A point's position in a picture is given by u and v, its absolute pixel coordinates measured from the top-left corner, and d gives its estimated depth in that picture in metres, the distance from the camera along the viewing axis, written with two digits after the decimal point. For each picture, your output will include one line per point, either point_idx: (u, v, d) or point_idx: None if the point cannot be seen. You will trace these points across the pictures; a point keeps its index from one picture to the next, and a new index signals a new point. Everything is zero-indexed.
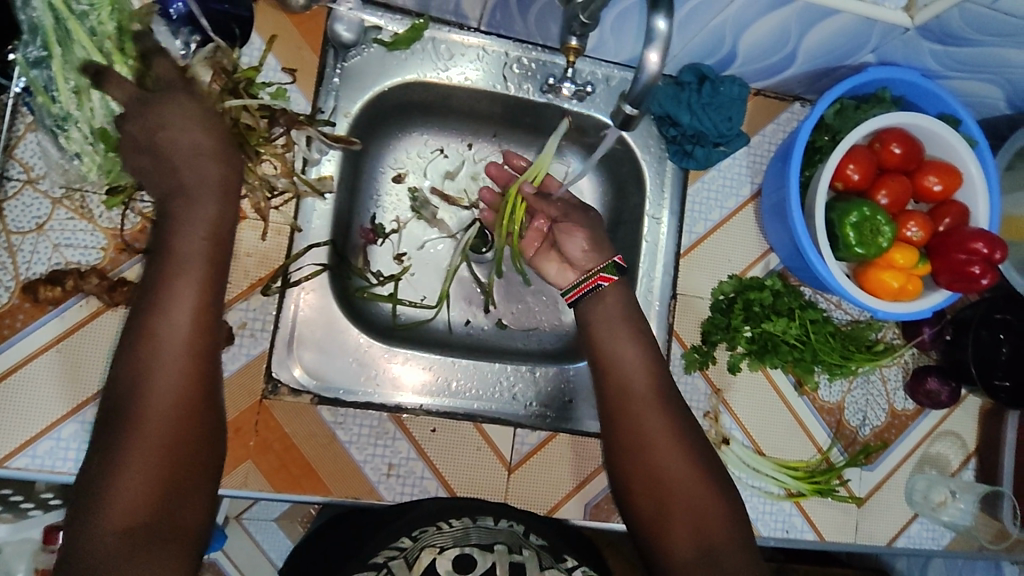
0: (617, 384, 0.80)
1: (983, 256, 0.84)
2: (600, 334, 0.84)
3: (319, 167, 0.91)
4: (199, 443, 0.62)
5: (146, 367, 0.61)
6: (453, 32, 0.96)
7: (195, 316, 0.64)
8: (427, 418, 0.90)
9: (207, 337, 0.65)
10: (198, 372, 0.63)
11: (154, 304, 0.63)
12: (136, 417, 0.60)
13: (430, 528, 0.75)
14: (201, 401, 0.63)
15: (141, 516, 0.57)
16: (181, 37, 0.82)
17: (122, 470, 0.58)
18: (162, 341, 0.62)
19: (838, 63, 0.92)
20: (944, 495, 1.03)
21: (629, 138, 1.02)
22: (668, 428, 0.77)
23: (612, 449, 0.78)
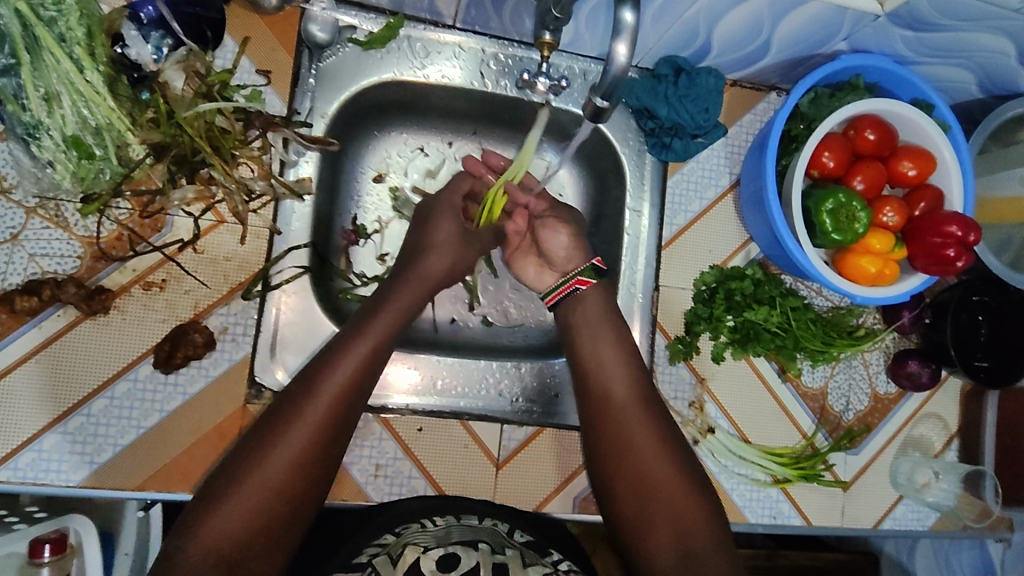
0: (602, 392, 0.84)
1: (958, 238, 0.84)
2: (588, 342, 0.88)
3: (297, 168, 0.90)
4: (311, 485, 0.72)
5: (285, 411, 0.73)
6: (429, 30, 0.95)
7: (344, 378, 0.75)
8: (414, 418, 0.91)
9: (343, 397, 0.75)
10: (328, 428, 0.73)
11: (347, 341, 0.78)
12: (264, 454, 0.70)
13: (414, 524, 0.79)
14: (322, 451, 0.73)
15: (240, 536, 0.67)
16: (153, 41, 0.81)
17: (242, 493, 0.68)
18: (314, 402, 0.74)
19: (811, 51, 0.93)
20: (928, 477, 1.05)
21: (607, 131, 1.02)
22: (655, 437, 0.81)
23: (597, 452, 0.83)
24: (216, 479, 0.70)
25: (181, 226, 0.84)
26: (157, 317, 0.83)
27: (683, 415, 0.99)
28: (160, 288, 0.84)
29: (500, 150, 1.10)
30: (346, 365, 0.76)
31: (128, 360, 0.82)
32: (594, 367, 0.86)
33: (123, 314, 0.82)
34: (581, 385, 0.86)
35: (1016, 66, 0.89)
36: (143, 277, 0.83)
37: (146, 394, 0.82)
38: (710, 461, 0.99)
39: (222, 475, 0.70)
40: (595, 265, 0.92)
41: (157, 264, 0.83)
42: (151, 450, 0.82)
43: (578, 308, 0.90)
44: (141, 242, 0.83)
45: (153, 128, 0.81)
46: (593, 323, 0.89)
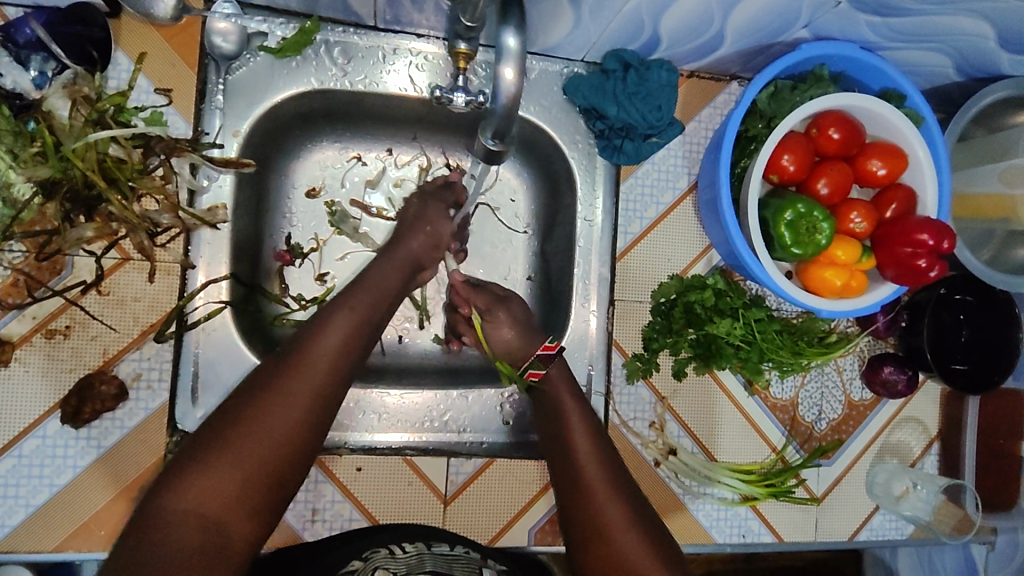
0: (570, 474, 0.73)
1: (929, 247, 0.77)
2: (557, 425, 0.77)
3: (210, 195, 0.83)
4: (298, 459, 0.62)
5: (289, 362, 0.65)
6: (350, 32, 0.87)
7: (344, 340, 0.68)
8: (352, 457, 0.85)
9: (346, 361, 0.68)
10: (325, 395, 0.65)
11: (336, 309, 0.71)
12: (248, 415, 0.61)
13: (382, 550, 0.73)
14: (317, 419, 0.64)
15: (218, 508, 0.57)
16: (35, 66, 0.74)
17: (221, 458, 0.59)
18: (313, 351, 0.66)
19: (770, 40, 0.84)
20: (905, 486, 1.00)
21: (554, 134, 0.94)
22: (633, 523, 0.69)
23: (575, 544, 0.71)
24: (192, 446, 0.60)
25: (83, 266, 0.77)
26: (64, 367, 0.77)
27: (643, 436, 0.94)
28: (64, 336, 0.77)
29: (443, 157, 1.01)
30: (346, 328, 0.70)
31: (35, 415, 0.76)
32: (563, 448, 0.75)
33: (25, 367, 0.76)
34: (545, 431, 0.80)
35: (995, 48, 0.80)
36: (45, 325, 0.77)
37: (57, 450, 0.76)
38: (673, 483, 0.94)
39: (200, 441, 0.60)
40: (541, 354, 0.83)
41: (59, 310, 0.77)
42: (67, 509, 0.77)
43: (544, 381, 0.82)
44: (39, 286, 0.76)
45: (39, 162, 0.74)
46: (562, 404, 0.79)
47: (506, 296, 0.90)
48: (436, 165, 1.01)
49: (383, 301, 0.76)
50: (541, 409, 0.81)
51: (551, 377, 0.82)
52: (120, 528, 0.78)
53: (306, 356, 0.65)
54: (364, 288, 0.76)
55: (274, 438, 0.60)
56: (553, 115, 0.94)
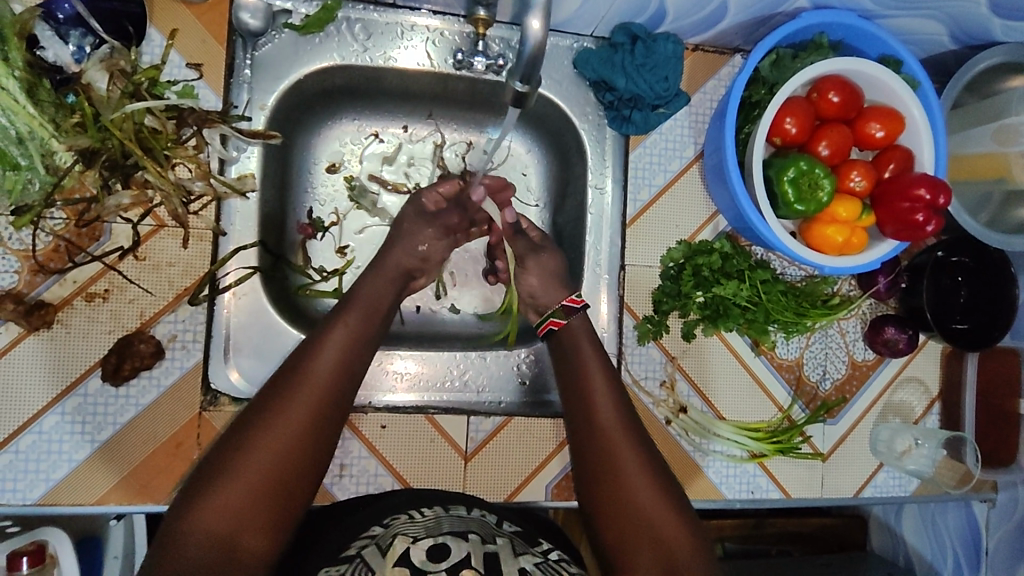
0: (585, 412, 0.79)
1: (926, 202, 0.81)
2: (576, 369, 0.84)
3: (238, 165, 0.87)
4: (300, 476, 0.67)
5: (286, 386, 0.70)
6: (369, 10, 0.91)
7: (336, 361, 0.74)
8: (376, 415, 0.89)
9: (339, 381, 0.73)
10: (321, 412, 0.70)
11: (328, 333, 0.76)
12: (249, 440, 0.66)
13: (402, 515, 0.75)
14: (316, 436, 0.69)
15: (228, 526, 0.62)
16: (73, 41, 0.78)
17: (226, 480, 0.64)
18: (310, 374, 0.71)
19: (771, 10, 0.88)
20: (908, 444, 1.03)
21: (565, 107, 0.98)
22: (641, 457, 0.75)
23: (583, 475, 0.76)
24: (201, 472, 0.66)
25: (120, 233, 0.81)
26: (103, 329, 0.81)
27: (654, 396, 0.98)
28: (103, 299, 0.81)
29: (457, 132, 1.05)
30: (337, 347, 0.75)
31: (76, 374, 0.80)
32: (580, 390, 0.81)
33: (68, 328, 0.80)
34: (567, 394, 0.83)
35: (987, 14, 0.84)
36: (85, 288, 0.80)
37: (97, 407, 0.80)
38: (683, 441, 0.98)
39: (207, 467, 0.65)
40: (566, 304, 0.89)
41: (98, 274, 0.80)
42: (108, 464, 0.80)
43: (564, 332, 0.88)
44: (79, 252, 0.80)
45: (78, 132, 0.77)
46: (582, 350, 0.85)
47: (543, 248, 0.95)
48: (451, 141, 1.05)
49: (374, 323, 0.81)
50: (560, 355, 0.87)
51: (571, 328, 0.87)
52: (157, 483, 0.82)
53: (299, 380, 0.70)
54: (355, 306, 0.81)
55: (273, 459, 0.65)
56: (564, 89, 0.98)
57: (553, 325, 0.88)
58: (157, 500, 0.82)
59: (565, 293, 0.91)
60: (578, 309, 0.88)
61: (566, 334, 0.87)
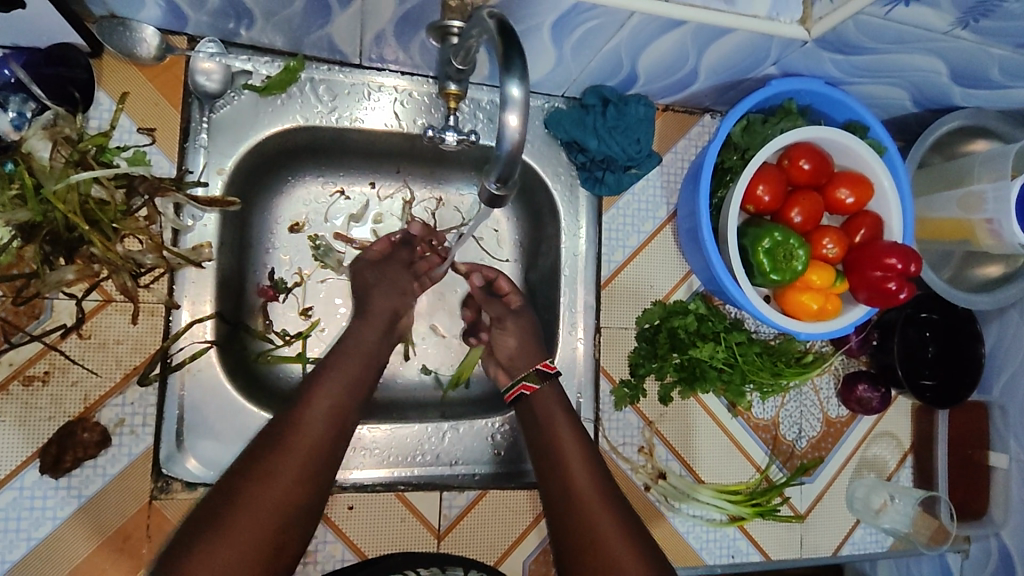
0: (562, 490, 0.74)
1: (898, 271, 0.81)
2: (551, 447, 0.79)
3: (193, 234, 0.82)
4: (277, 552, 0.61)
5: (279, 433, 0.66)
6: (335, 71, 0.88)
7: (325, 424, 0.68)
8: (343, 496, 0.84)
9: (331, 444, 0.68)
10: (315, 464, 0.65)
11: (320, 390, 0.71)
12: (240, 488, 0.61)
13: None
14: (308, 486, 0.64)
15: None
16: (14, 107, 0.73)
17: (212, 531, 0.59)
18: (304, 422, 0.67)
19: (741, 76, 0.88)
20: (883, 500, 1.03)
21: (537, 166, 0.96)
22: (613, 516, 0.71)
23: (569, 561, 0.71)
24: (174, 546, 0.59)
25: (63, 309, 0.75)
26: (43, 416, 0.74)
27: (632, 462, 0.95)
28: (43, 382, 0.75)
29: (426, 189, 1.02)
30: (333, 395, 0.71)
31: (11, 467, 0.73)
32: (560, 473, 0.76)
33: (2, 416, 0.73)
34: (532, 434, 0.82)
35: (947, 83, 0.86)
36: (22, 371, 0.74)
37: (35, 502, 0.73)
38: (664, 508, 0.95)
39: (178, 540, 0.59)
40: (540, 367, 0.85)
41: (38, 355, 0.74)
42: (48, 562, 0.73)
43: (536, 403, 0.84)
44: (16, 332, 0.74)
45: (18, 205, 0.73)
46: (556, 421, 0.81)
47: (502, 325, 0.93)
48: (420, 198, 1.02)
49: (372, 367, 0.78)
50: (530, 420, 0.83)
51: (543, 394, 0.84)
52: None
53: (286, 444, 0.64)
54: (351, 351, 0.78)
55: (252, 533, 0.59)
56: (535, 148, 0.96)
57: (525, 390, 0.85)
58: None
59: (532, 355, 0.89)
60: (551, 373, 0.85)
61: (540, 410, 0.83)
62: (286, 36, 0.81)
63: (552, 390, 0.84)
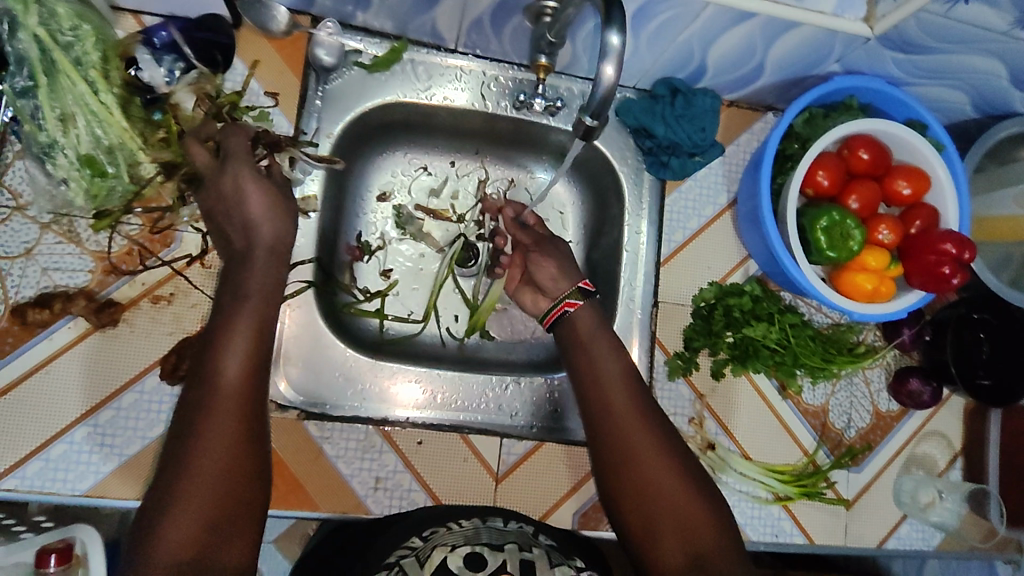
0: (599, 407, 0.79)
1: (952, 256, 0.86)
2: (588, 370, 0.82)
3: (303, 187, 0.93)
4: (251, 489, 0.62)
5: (200, 399, 0.62)
6: (432, 54, 0.98)
7: (248, 358, 0.65)
8: (414, 431, 0.91)
9: (254, 398, 0.64)
10: (248, 422, 0.63)
11: (228, 339, 0.65)
12: (187, 464, 0.60)
13: (441, 528, 0.76)
14: (250, 446, 0.63)
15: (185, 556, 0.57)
16: (165, 64, 0.85)
17: (174, 508, 0.58)
18: (224, 381, 0.63)
19: (805, 73, 0.95)
20: (931, 496, 1.04)
21: (607, 151, 1.04)
22: (658, 446, 0.76)
23: (607, 474, 0.76)
24: (139, 528, 0.59)
25: (190, 242, 0.87)
26: (165, 330, 0.85)
27: (684, 431, 1.00)
28: (168, 302, 0.86)
29: (501, 168, 1.12)
30: (243, 336, 0.65)
31: (135, 373, 0.84)
32: (607, 422, 0.78)
33: (132, 327, 0.84)
34: (575, 365, 0.85)
35: (1007, 87, 0.90)
36: (152, 291, 0.85)
37: (153, 405, 0.84)
38: (713, 479, 0.99)
39: (152, 497, 0.60)
40: (581, 287, 0.90)
41: (166, 278, 0.86)
42: (158, 459, 0.83)
43: (579, 323, 0.87)
44: (150, 256, 0.85)
45: (162, 146, 0.84)
46: (603, 370, 0.82)
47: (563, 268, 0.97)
48: (496, 177, 1.11)
49: (277, 302, 0.69)
50: (569, 346, 0.87)
51: (579, 314, 0.88)
52: None
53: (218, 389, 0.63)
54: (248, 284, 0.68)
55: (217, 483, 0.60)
56: (606, 134, 1.04)
57: (567, 307, 0.89)
58: None
59: None
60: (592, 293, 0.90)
61: (584, 348, 0.85)
62: (395, 19, 0.92)
63: (589, 309, 0.88)
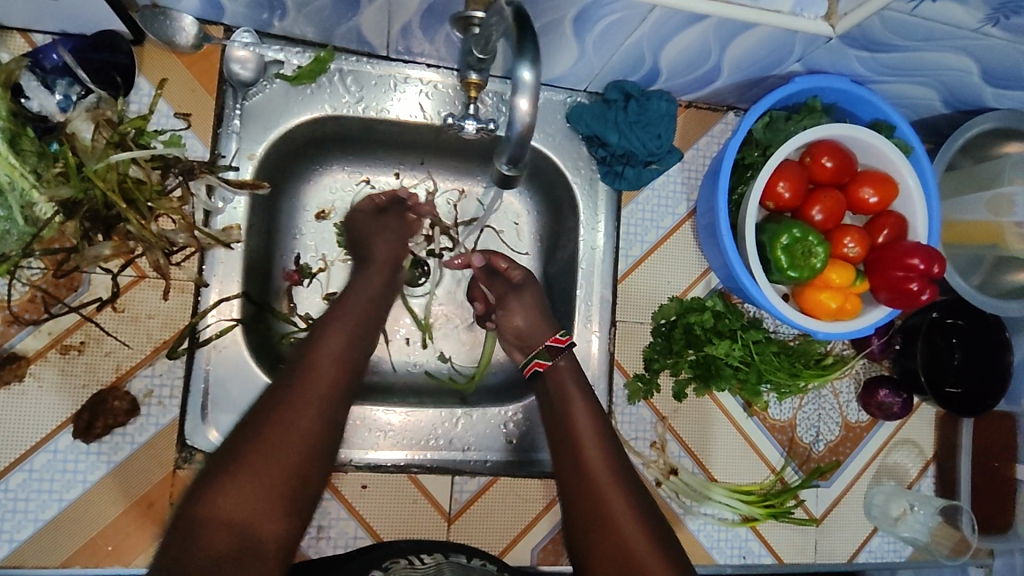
0: (573, 463, 0.76)
1: (920, 271, 0.81)
2: (564, 424, 0.79)
3: (224, 216, 0.85)
4: (322, 462, 0.66)
5: (299, 366, 0.69)
6: (363, 62, 0.90)
7: (347, 343, 0.73)
8: (358, 475, 0.86)
9: (345, 381, 0.71)
10: (337, 396, 0.69)
11: (331, 326, 0.74)
12: (270, 426, 0.64)
13: (401, 560, 0.73)
14: (330, 420, 0.67)
15: (246, 512, 0.60)
16: (60, 89, 0.77)
17: (246, 468, 0.62)
18: (320, 358, 0.70)
19: (764, 74, 0.88)
20: (902, 508, 1.01)
21: (558, 161, 0.97)
22: (631, 510, 0.72)
23: (579, 536, 0.73)
24: (199, 483, 0.62)
25: (99, 284, 0.79)
26: (77, 383, 0.78)
27: (644, 456, 0.96)
28: (79, 351, 0.79)
29: (449, 179, 1.04)
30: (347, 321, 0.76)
31: (45, 432, 0.77)
32: (573, 455, 0.76)
33: (39, 382, 0.77)
34: (549, 418, 0.81)
35: (979, 82, 0.84)
36: (60, 340, 0.78)
37: (67, 465, 0.77)
38: (676, 503, 0.95)
39: (224, 450, 0.63)
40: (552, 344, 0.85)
41: (75, 325, 0.79)
42: (76, 522, 0.77)
43: (551, 374, 0.84)
44: (56, 303, 0.78)
45: (61, 182, 0.76)
46: (573, 407, 0.80)
47: (523, 289, 0.91)
48: (444, 189, 1.04)
49: (379, 309, 0.81)
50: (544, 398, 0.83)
51: (556, 367, 0.84)
52: (126, 544, 0.78)
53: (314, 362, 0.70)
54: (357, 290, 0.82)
55: (298, 446, 0.64)
56: (556, 142, 0.97)
57: (538, 367, 0.85)
58: (126, 563, 0.78)
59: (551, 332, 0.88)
60: (564, 349, 0.85)
61: (558, 402, 0.81)
62: (317, 27, 0.84)
63: (569, 363, 0.84)
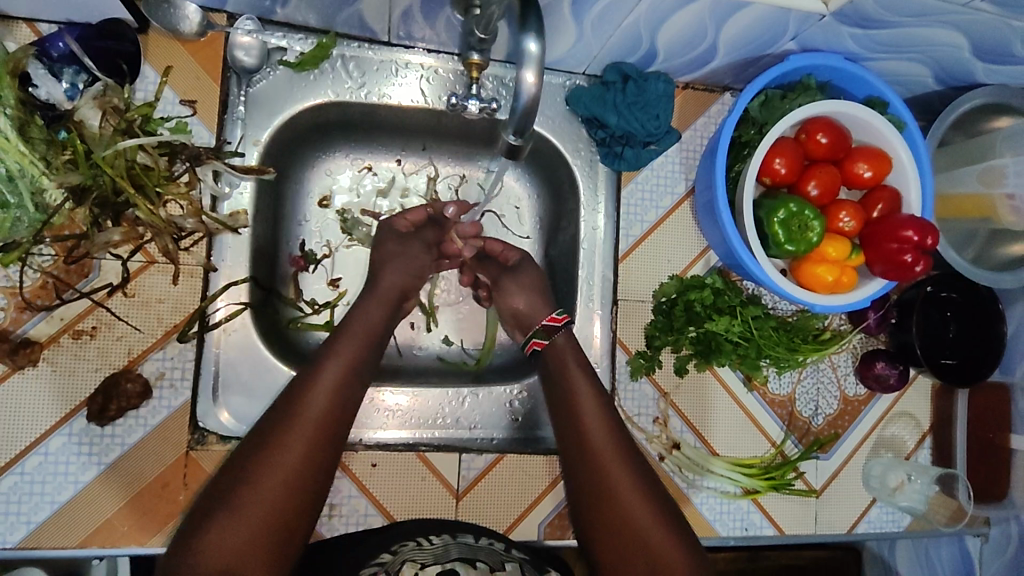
0: (576, 440, 0.77)
1: (914, 243, 0.83)
2: (569, 401, 0.80)
3: (231, 201, 0.87)
4: (307, 505, 0.66)
5: (288, 403, 0.69)
6: (364, 48, 0.91)
7: (339, 381, 0.72)
8: (368, 453, 0.88)
9: (333, 419, 0.70)
10: (325, 437, 0.69)
11: (326, 362, 0.74)
12: (253, 473, 0.64)
13: (409, 543, 0.74)
14: (317, 464, 0.67)
15: (231, 558, 0.60)
16: (66, 78, 0.79)
17: (231, 511, 0.62)
18: (307, 400, 0.69)
19: (760, 53, 0.89)
20: (900, 479, 1.03)
21: (558, 144, 0.99)
22: (635, 483, 0.74)
23: (585, 510, 0.75)
24: (191, 521, 0.63)
25: (110, 270, 0.80)
26: (90, 367, 0.80)
27: (647, 431, 0.97)
28: (91, 336, 0.80)
29: (451, 164, 1.05)
30: (341, 361, 0.74)
31: (59, 415, 0.78)
32: (577, 437, 0.78)
33: (53, 366, 0.79)
34: (554, 396, 0.83)
35: (969, 58, 0.86)
36: (72, 326, 0.79)
37: (82, 448, 0.79)
38: (679, 476, 0.97)
39: (211, 494, 0.64)
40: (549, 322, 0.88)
41: (86, 311, 0.80)
42: (92, 503, 0.79)
43: (554, 354, 0.85)
44: (67, 289, 0.79)
45: (70, 169, 0.77)
46: (577, 387, 0.81)
47: (521, 270, 0.94)
48: (446, 173, 1.05)
49: (373, 343, 0.80)
50: (547, 376, 0.85)
51: (556, 344, 0.87)
52: (141, 525, 0.80)
53: (302, 403, 0.69)
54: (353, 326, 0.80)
55: (281, 487, 0.64)
56: (556, 125, 0.98)
57: (537, 346, 0.88)
58: (142, 542, 0.80)
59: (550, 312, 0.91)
60: (560, 326, 0.87)
61: (561, 379, 0.82)
62: (319, 14, 0.85)
63: (568, 337, 0.87)
